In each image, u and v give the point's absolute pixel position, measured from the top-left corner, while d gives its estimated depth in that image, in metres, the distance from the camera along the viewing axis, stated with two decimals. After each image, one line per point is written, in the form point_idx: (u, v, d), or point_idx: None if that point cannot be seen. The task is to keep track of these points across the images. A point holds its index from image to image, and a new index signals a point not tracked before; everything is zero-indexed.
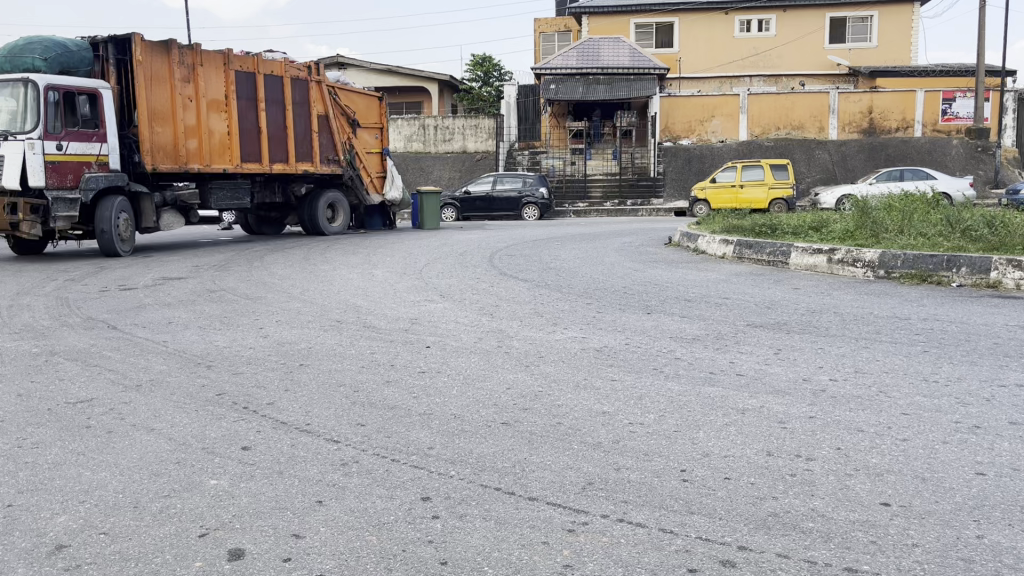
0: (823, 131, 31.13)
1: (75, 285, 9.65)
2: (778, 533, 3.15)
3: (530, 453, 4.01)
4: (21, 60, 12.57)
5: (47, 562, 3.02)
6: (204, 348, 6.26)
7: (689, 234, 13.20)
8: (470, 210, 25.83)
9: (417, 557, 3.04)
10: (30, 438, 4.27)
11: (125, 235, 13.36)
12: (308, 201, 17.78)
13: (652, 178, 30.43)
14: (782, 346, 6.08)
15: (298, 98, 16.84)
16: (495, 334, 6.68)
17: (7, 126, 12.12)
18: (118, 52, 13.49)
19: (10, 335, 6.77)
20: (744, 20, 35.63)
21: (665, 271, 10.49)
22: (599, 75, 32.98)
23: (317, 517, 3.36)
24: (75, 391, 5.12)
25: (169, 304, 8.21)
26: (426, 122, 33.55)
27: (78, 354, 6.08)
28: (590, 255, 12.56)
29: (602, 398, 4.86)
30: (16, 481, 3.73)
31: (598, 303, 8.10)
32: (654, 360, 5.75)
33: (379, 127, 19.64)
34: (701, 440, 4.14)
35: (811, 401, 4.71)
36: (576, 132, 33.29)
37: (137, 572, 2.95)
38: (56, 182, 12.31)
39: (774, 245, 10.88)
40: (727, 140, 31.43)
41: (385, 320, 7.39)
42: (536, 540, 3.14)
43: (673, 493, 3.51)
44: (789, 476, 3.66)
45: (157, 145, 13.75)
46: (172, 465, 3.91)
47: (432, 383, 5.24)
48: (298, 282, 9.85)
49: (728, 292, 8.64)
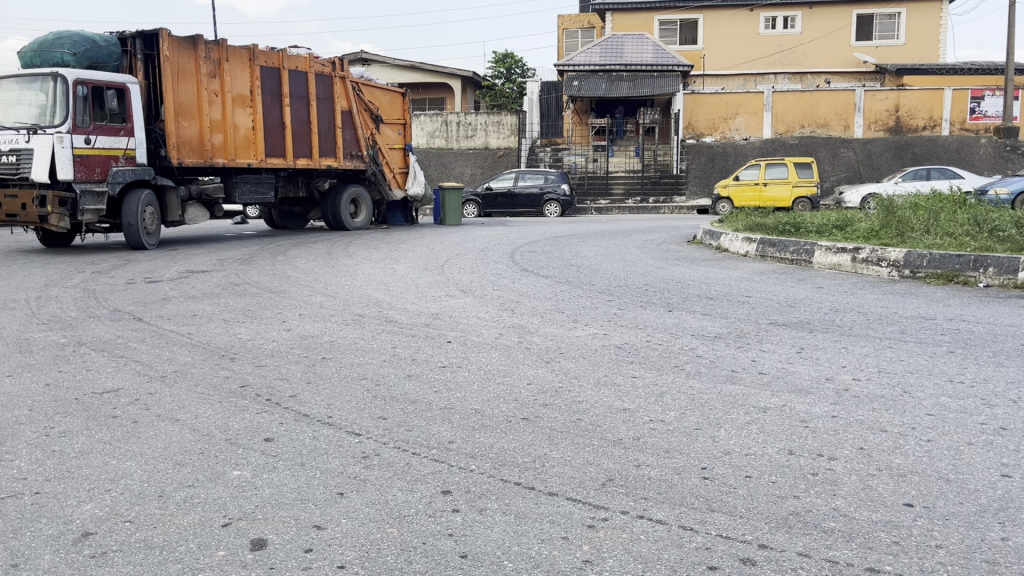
0: (848, 129, 30.80)
1: (102, 278, 9.77)
2: (799, 532, 3.14)
3: (551, 448, 4.01)
4: (50, 55, 12.72)
5: (74, 549, 3.07)
6: (229, 341, 6.31)
7: (712, 232, 13.10)
8: (491, 207, 25.82)
9: (437, 551, 3.05)
10: (58, 427, 4.33)
11: (150, 227, 13.52)
12: (331, 196, 17.85)
13: (675, 176, 30.29)
14: (805, 345, 6.03)
15: (322, 93, 16.92)
16: (516, 330, 6.69)
17: (36, 120, 12.25)
18: (146, 47, 13.64)
19: (39, 326, 6.86)
20: (770, 16, 35.34)
21: (688, 269, 10.37)
22: (622, 72, 32.84)
23: (338, 509, 3.38)
24: (102, 380, 5.20)
25: (194, 297, 8.29)
26: (449, 118, 33.52)
27: (105, 345, 6.16)
28: (611, 253, 12.52)
29: (622, 395, 4.84)
30: (43, 469, 3.78)
31: (620, 300, 8.09)
32: (676, 358, 5.71)
33: (402, 123, 19.64)
34: (721, 438, 4.13)
35: (833, 400, 4.68)
36: (598, 129, 33.25)
37: (162, 560, 2.99)
38: (84, 176, 12.47)
39: (798, 244, 10.80)
40: (751, 138, 31.15)
41: (407, 314, 7.42)
42: (555, 535, 3.15)
43: (693, 491, 3.50)
44: (811, 475, 3.64)
45: (182, 140, 13.88)
46: (196, 455, 3.95)
47: (453, 377, 5.26)
48: (321, 276, 9.91)
49: (752, 291, 8.54)
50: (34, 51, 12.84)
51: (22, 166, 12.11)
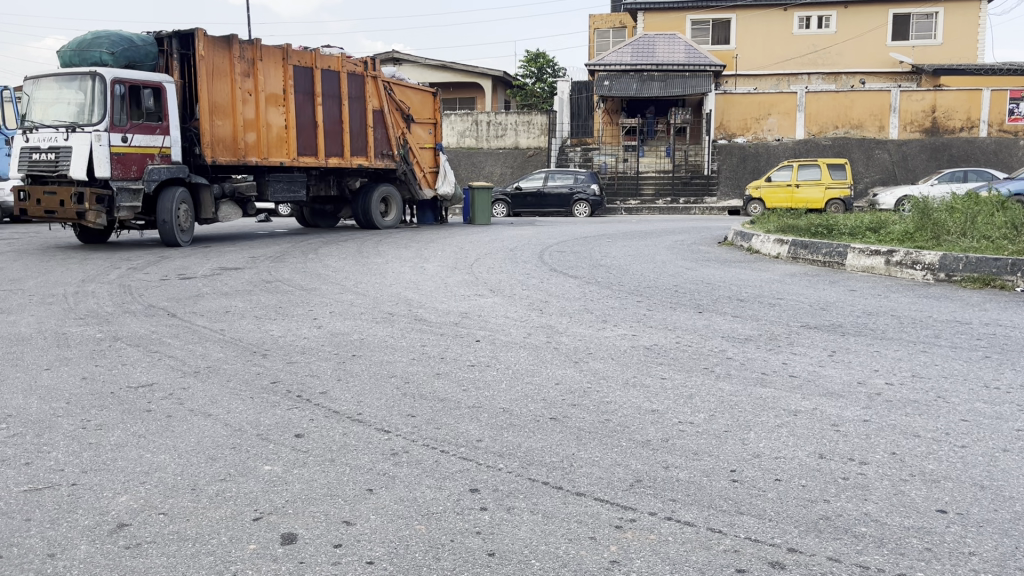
0: (882, 130, 30.45)
1: (137, 274, 9.92)
2: (829, 537, 3.11)
3: (579, 448, 4.01)
4: (89, 54, 12.90)
5: (109, 539, 3.12)
6: (260, 337, 6.39)
7: (743, 233, 13.04)
8: (521, 207, 25.87)
9: (465, 548, 3.07)
10: (95, 420, 4.42)
11: (185, 225, 13.71)
12: (362, 195, 17.96)
13: (706, 177, 30.09)
14: (837, 348, 5.98)
15: (354, 92, 17.03)
16: (544, 330, 6.69)
17: (75, 118, 12.48)
18: (182, 47, 13.84)
19: (76, 320, 7.01)
20: (804, 16, 34.96)
21: (718, 270, 10.38)
22: (653, 72, 32.70)
23: (367, 505, 3.41)
24: (138, 374, 5.30)
25: (226, 294, 8.38)
26: (479, 117, 33.64)
27: (139, 340, 6.26)
28: (641, 253, 12.50)
29: (651, 396, 4.84)
30: (79, 460, 3.86)
31: (649, 301, 8.06)
32: (706, 359, 5.69)
33: (433, 123, 19.70)
34: (751, 441, 4.10)
35: (866, 404, 4.63)
36: (629, 129, 33.20)
37: (194, 552, 3.03)
38: (121, 173, 12.69)
39: (831, 246, 10.70)
40: (783, 139, 30.92)
41: (436, 313, 7.44)
42: (583, 534, 3.16)
43: (722, 494, 3.48)
44: (842, 479, 3.61)
45: (216, 138, 14.06)
46: (228, 450, 4.01)
47: (481, 376, 5.28)
48: (351, 274, 10.00)
49: (783, 292, 8.52)
50: (73, 51, 13.04)
51: (61, 164, 12.35)
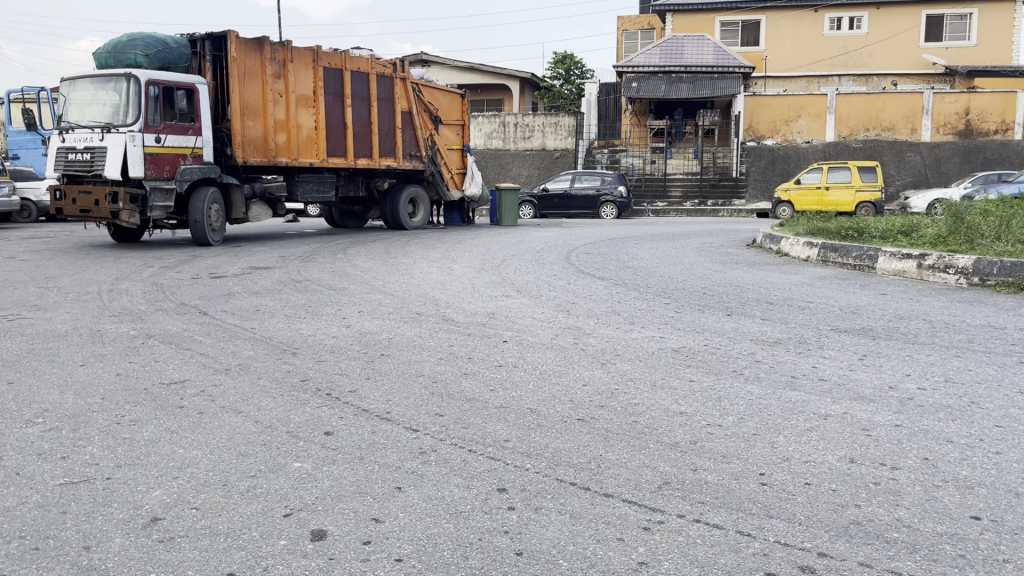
0: (915, 132, 30.16)
1: (170, 272, 10.04)
2: (861, 542, 3.08)
3: (606, 450, 4.01)
4: (124, 56, 13.07)
5: (143, 533, 3.17)
6: (291, 335, 6.45)
7: (772, 236, 12.94)
8: (548, 207, 25.85)
9: (493, 547, 3.08)
10: (129, 415, 4.49)
11: (216, 225, 13.87)
12: (390, 196, 18.07)
13: (735, 179, 29.88)
14: (868, 352, 5.92)
15: (383, 93, 17.12)
16: (572, 330, 6.70)
17: (110, 119, 12.68)
18: (215, 49, 14.02)
19: (110, 318, 7.11)
20: (835, 17, 34.59)
21: (746, 272, 10.30)
22: (682, 74, 32.53)
23: (396, 503, 3.44)
24: (170, 372, 5.37)
25: (256, 293, 8.48)
26: (507, 119, 33.75)
27: (172, 338, 6.35)
28: (668, 255, 12.44)
29: (679, 398, 4.82)
30: (114, 455, 3.93)
31: (677, 303, 8.03)
32: (735, 362, 5.66)
33: (461, 124, 19.77)
34: (780, 444, 4.07)
35: (897, 409, 4.58)
36: (657, 131, 33.00)
37: (226, 547, 3.07)
38: (154, 173, 12.87)
39: (861, 249, 10.60)
40: (813, 140, 30.77)
41: (463, 313, 7.48)
42: (611, 536, 3.15)
43: (751, 497, 3.47)
44: (873, 484, 3.58)
45: (247, 139, 14.22)
46: (259, 447, 4.05)
47: (509, 376, 5.30)
48: (379, 274, 10.07)
49: (812, 295, 8.45)
50: (108, 52, 13.21)
51: (96, 164, 12.57)
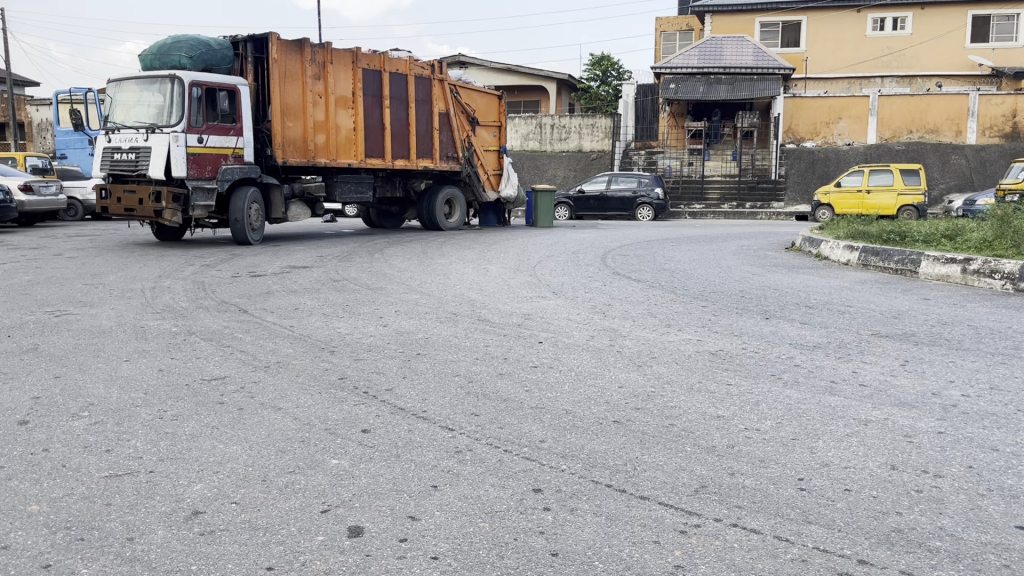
0: (959, 135, 29.77)
1: (211, 271, 10.19)
2: (903, 550, 3.03)
3: (643, 452, 3.99)
4: (169, 58, 13.31)
5: (185, 526, 3.23)
6: (328, 334, 6.52)
7: (812, 240, 12.77)
8: (584, 209, 25.82)
9: (528, 547, 3.08)
10: (171, 410, 4.57)
11: (256, 224, 14.05)
12: (427, 197, 18.17)
13: (774, 182, 29.56)
14: (910, 357, 5.82)
15: (421, 95, 17.22)
16: (609, 332, 6.67)
17: (154, 120, 12.92)
18: (256, 51, 14.21)
19: (153, 315, 7.24)
20: (878, 18, 33.99)
21: (786, 276, 10.19)
22: (721, 74, 32.23)
23: (431, 501, 3.45)
24: (211, 368, 5.46)
25: (295, 292, 8.57)
26: (543, 121, 33.85)
27: (213, 335, 6.44)
28: (706, 258, 12.33)
29: (716, 402, 4.77)
30: (157, 449, 4.00)
31: (715, 306, 7.95)
32: (773, 366, 5.61)
33: (498, 126, 19.83)
34: (819, 449, 4.02)
35: (941, 416, 4.49)
36: (695, 132, 32.73)
37: (264, 541, 3.11)
38: (197, 173, 13.07)
39: (903, 253, 10.43)
40: (854, 143, 30.47)
41: (499, 314, 7.51)
42: (647, 539, 3.14)
43: (789, 502, 3.43)
44: (915, 492, 3.52)
45: (288, 140, 14.40)
46: (297, 443, 4.10)
47: (545, 377, 5.30)
48: (416, 274, 10.13)
49: (852, 300, 8.34)
50: (153, 54, 13.45)
51: (140, 164, 12.82)
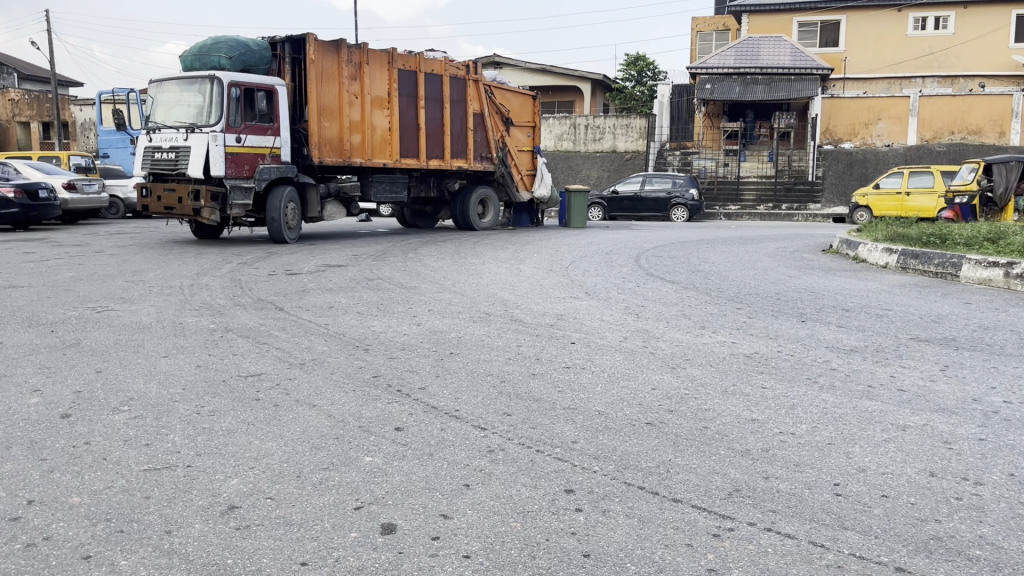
0: (1003, 135, 29.39)
1: (248, 269, 10.32)
2: (941, 558, 2.98)
3: (676, 454, 3.97)
4: (209, 59, 13.51)
5: (221, 520, 3.28)
6: (363, 332, 6.57)
7: (849, 241, 12.67)
8: (617, 209, 25.72)
9: (560, 547, 3.08)
10: (208, 406, 4.64)
11: (292, 223, 14.23)
12: (461, 197, 18.23)
13: (811, 183, 29.23)
14: (951, 362, 5.71)
15: (456, 95, 17.29)
16: (642, 334, 6.64)
17: (194, 119, 13.12)
18: (294, 51, 14.35)
19: (191, 312, 7.36)
20: (920, 17, 33.41)
21: (822, 278, 10.09)
22: (758, 75, 31.93)
23: (464, 500, 3.47)
24: (247, 364, 5.53)
25: (330, 290, 8.65)
26: (578, 121, 33.68)
27: (249, 332, 6.52)
28: (740, 259, 12.23)
29: (751, 405, 4.73)
30: (194, 444, 4.06)
31: (749, 308, 7.89)
32: (809, 369, 5.54)
33: (532, 126, 19.84)
34: (857, 454, 3.97)
35: (982, 422, 4.41)
36: (730, 133, 32.48)
37: (299, 537, 3.15)
38: (235, 172, 13.25)
39: (944, 256, 10.26)
40: (894, 144, 30.06)
41: (532, 314, 7.51)
42: (679, 541, 3.12)
43: (825, 507, 3.39)
44: (955, 499, 3.45)
45: (324, 140, 14.54)
46: (332, 440, 4.14)
47: (577, 378, 5.29)
48: (450, 274, 10.17)
49: (891, 303, 8.23)
50: (194, 55, 13.66)
51: (180, 164, 13.04)
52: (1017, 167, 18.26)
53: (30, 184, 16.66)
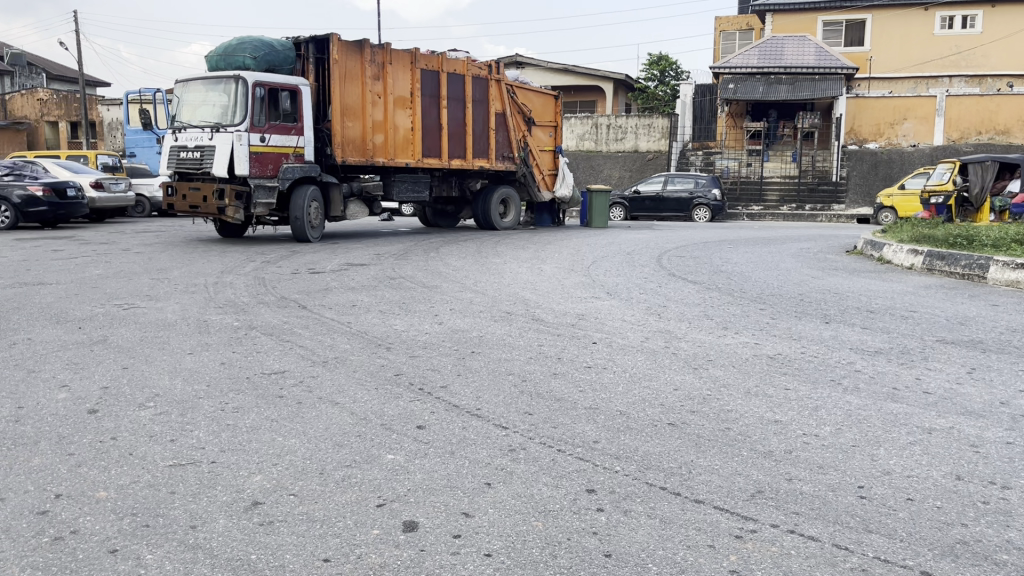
0: None
1: (271, 267, 10.39)
2: (968, 563, 2.95)
3: (698, 456, 3.95)
4: (234, 59, 13.63)
5: (245, 516, 3.30)
6: (385, 331, 6.60)
7: (874, 242, 12.56)
8: (639, 210, 25.62)
9: (582, 547, 3.08)
10: (232, 403, 4.68)
11: (315, 222, 14.33)
12: (482, 196, 18.27)
13: (835, 183, 28.96)
14: (977, 365, 5.65)
15: (478, 95, 17.31)
16: (664, 334, 6.61)
17: (219, 119, 13.24)
18: (318, 51, 14.44)
19: (216, 309, 7.41)
20: (947, 16, 33.05)
21: (846, 279, 10.00)
22: (781, 74, 31.72)
23: (485, 499, 3.48)
24: (271, 362, 5.57)
25: (353, 289, 8.69)
26: (599, 121, 33.56)
27: (273, 330, 6.58)
28: (763, 260, 12.16)
29: (774, 406, 4.70)
30: (219, 440, 4.10)
31: (772, 309, 7.84)
32: (833, 371, 5.49)
33: (554, 126, 19.83)
34: (881, 457, 3.93)
35: (1009, 426, 4.35)
36: (754, 133, 32.27)
37: (322, 533, 3.17)
38: (259, 171, 13.35)
39: (971, 257, 10.14)
40: (919, 143, 29.76)
41: (553, 314, 7.50)
42: (702, 542, 3.11)
43: (849, 510, 3.36)
44: (982, 503, 3.41)
45: (347, 139, 14.61)
46: (354, 438, 4.17)
47: (599, 378, 5.28)
48: (471, 273, 10.18)
49: (916, 304, 8.14)
50: (219, 55, 13.78)
51: (205, 163, 13.17)
52: (993, 168, 16.93)
53: (58, 183, 16.88)
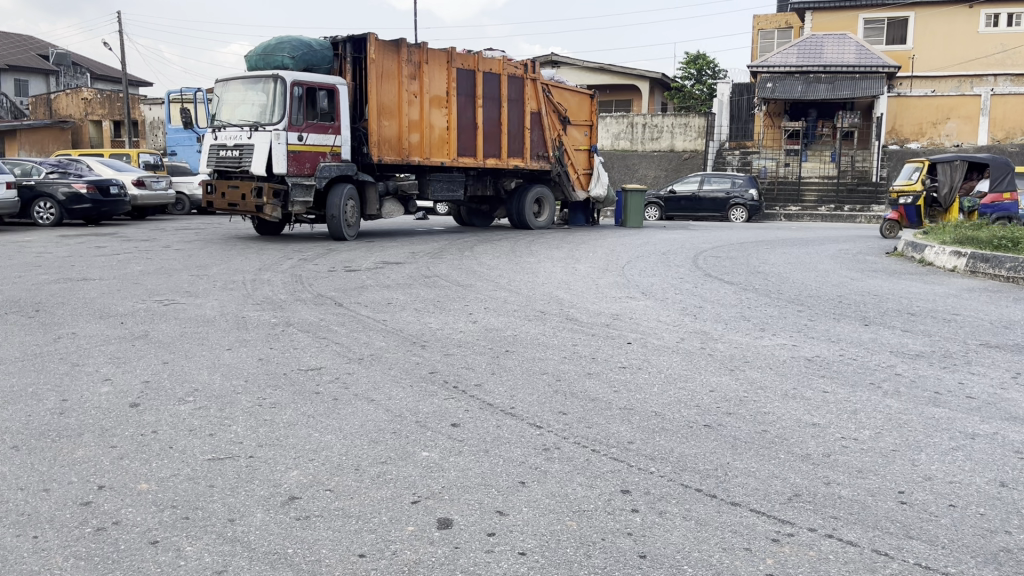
0: None
1: (308, 265, 10.50)
2: (1011, 571, 2.89)
3: (734, 458, 3.91)
4: (273, 59, 13.79)
5: (282, 510, 3.34)
6: (420, 329, 6.63)
7: (915, 244, 12.33)
8: (675, 210, 25.42)
9: (616, 547, 3.07)
10: (270, 398, 4.74)
11: (351, 220, 14.46)
12: (516, 195, 18.29)
13: (874, 184, 28.51)
14: (1022, 369, 5.53)
15: (514, 94, 17.32)
16: (700, 335, 6.57)
17: (258, 118, 13.40)
18: (355, 51, 14.53)
19: (253, 306, 7.51)
20: (992, 14, 32.34)
21: (886, 281, 9.82)
22: (820, 74, 31.29)
23: (520, 497, 3.48)
24: (308, 358, 5.63)
25: (389, 286, 8.75)
26: (635, 120, 33.36)
27: (309, 326, 6.65)
28: (801, 261, 12.02)
29: (812, 409, 4.65)
30: (256, 435, 4.15)
31: (810, 311, 7.74)
32: (873, 374, 5.41)
33: (589, 124, 19.76)
34: (922, 462, 3.86)
35: None
36: (792, 132, 31.88)
37: (358, 529, 3.19)
38: (296, 170, 13.50)
39: (1016, 260, 9.91)
40: (963, 143, 29.17)
41: (587, 313, 7.47)
42: (738, 545, 3.08)
43: (889, 515, 3.31)
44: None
45: (383, 138, 14.70)
46: (389, 434, 4.19)
47: (634, 378, 5.26)
48: (506, 272, 10.18)
49: (959, 307, 7.99)
50: (258, 55, 13.94)
51: (244, 161, 13.34)
52: (962, 167, 16.17)
53: (102, 181, 17.21)
